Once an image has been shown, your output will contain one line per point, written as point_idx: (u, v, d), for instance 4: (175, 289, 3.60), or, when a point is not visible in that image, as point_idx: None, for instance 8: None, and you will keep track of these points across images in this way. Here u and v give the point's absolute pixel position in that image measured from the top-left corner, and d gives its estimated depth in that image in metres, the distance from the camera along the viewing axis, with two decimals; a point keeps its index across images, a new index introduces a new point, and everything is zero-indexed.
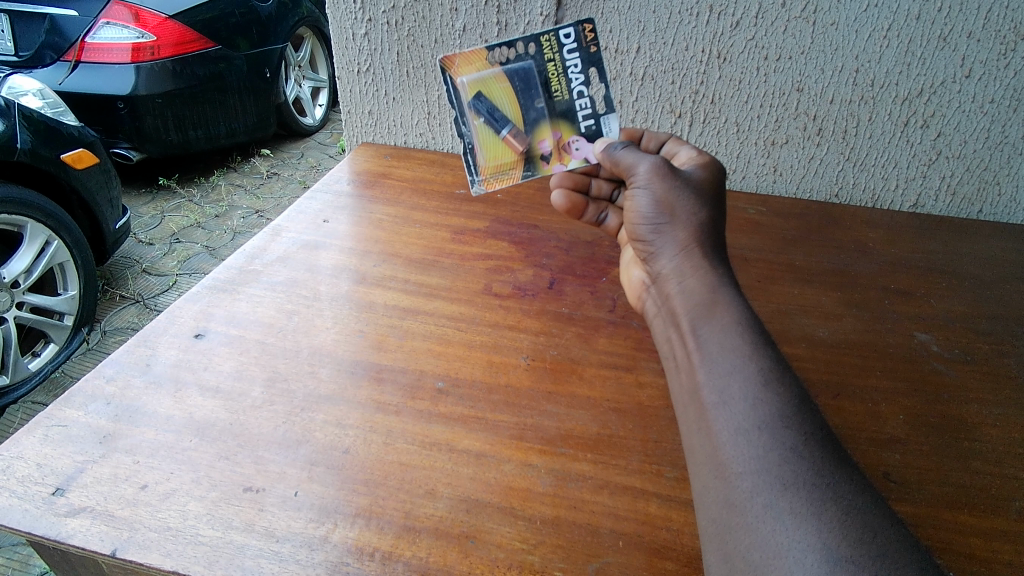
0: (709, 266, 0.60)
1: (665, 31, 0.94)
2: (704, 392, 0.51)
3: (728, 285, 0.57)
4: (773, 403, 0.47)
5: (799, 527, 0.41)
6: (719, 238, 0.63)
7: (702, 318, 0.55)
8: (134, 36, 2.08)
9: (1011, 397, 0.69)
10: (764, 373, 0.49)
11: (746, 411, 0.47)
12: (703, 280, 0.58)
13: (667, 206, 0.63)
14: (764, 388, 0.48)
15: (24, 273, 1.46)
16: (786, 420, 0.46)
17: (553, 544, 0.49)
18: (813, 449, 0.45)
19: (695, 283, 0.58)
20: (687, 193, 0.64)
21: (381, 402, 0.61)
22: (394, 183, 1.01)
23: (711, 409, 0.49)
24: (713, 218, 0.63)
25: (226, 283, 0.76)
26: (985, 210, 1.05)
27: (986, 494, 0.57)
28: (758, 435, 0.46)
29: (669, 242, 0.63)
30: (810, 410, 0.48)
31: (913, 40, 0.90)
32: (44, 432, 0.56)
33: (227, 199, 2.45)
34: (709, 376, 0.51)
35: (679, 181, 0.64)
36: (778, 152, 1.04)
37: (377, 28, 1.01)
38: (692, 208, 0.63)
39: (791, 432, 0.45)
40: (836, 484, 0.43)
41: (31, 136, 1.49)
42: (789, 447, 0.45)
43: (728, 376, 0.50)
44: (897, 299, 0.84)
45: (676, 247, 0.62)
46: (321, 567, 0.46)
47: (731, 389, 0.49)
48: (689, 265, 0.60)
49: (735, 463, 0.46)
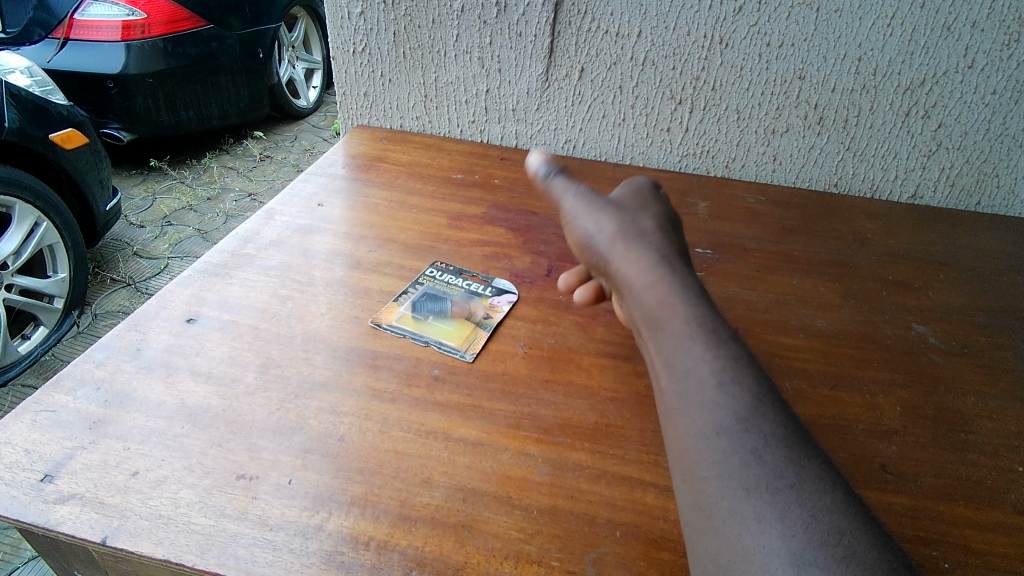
0: (651, 262, 0.58)
1: (667, 16, 0.92)
2: (666, 398, 0.49)
3: (674, 283, 0.55)
4: (730, 406, 0.46)
5: (764, 531, 0.40)
6: (655, 235, 0.62)
7: (654, 327, 0.53)
8: (124, 13, 2.02)
9: (1007, 390, 0.69)
10: (719, 376, 0.48)
11: (704, 417, 0.46)
12: (652, 282, 0.56)
13: (594, 220, 0.64)
14: (720, 390, 0.47)
15: (14, 255, 1.43)
16: (745, 422, 0.45)
17: (550, 533, 0.49)
18: (774, 450, 0.44)
19: (639, 284, 0.57)
20: (610, 205, 0.65)
21: (377, 390, 0.60)
22: (391, 167, 0.99)
23: (673, 415, 0.48)
24: (639, 221, 0.64)
25: (218, 267, 0.74)
26: (983, 203, 1.04)
27: (982, 486, 0.57)
28: (718, 439, 0.45)
29: (605, 252, 0.62)
30: (770, 409, 0.46)
31: (917, 29, 0.89)
32: (32, 418, 0.54)
33: (220, 180, 2.42)
34: (671, 382, 0.50)
35: (599, 199, 0.66)
36: (778, 141, 1.03)
37: (373, 7, 0.99)
38: (613, 216, 0.64)
39: (750, 435, 0.44)
40: (799, 485, 0.42)
41: (19, 115, 1.45)
42: (749, 450, 0.44)
43: (685, 380, 0.48)
44: (895, 289, 0.83)
45: (614, 252, 0.61)
46: (316, 556, 0.46)
47: (691, 393, 0.48)
48: (632, 270, 0.58)
49: (699, 468, 0.45)
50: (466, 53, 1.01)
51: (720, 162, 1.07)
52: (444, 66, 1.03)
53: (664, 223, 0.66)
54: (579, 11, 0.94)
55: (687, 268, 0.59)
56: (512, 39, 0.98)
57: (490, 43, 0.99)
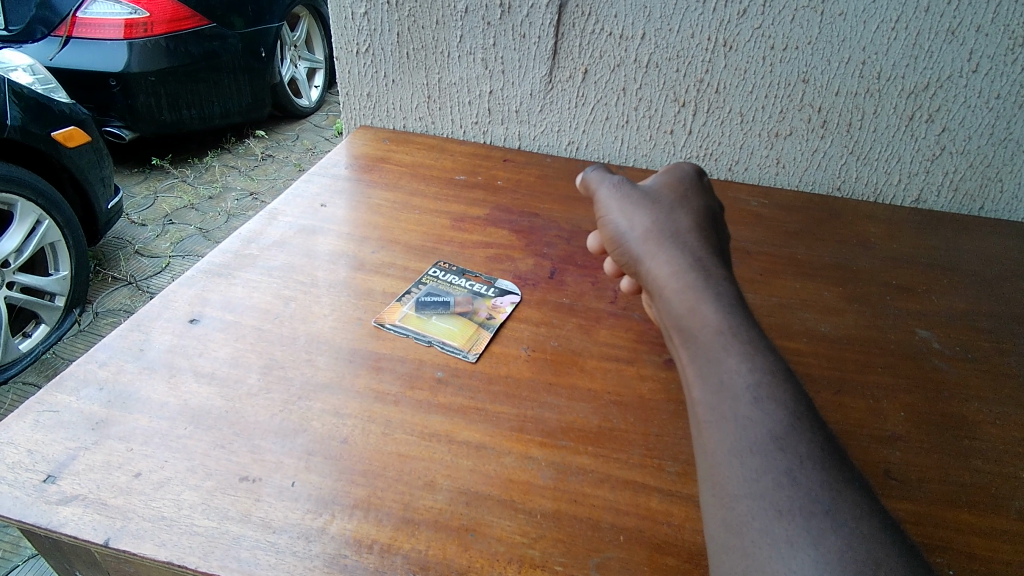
0: (683, 264, 0.57)
1: (671, 18, 0.92)
2: (698, 409, 0.48)
3: (707, 288, 0.54)
4: (765, 422, 0.45)
5: (796, 557, 0.39)
6: (690, 235, 0.61)
7: (685, 333, 0.53)
8: (127, 11, 2.02)
9: (1011, 396, 0.68)
10: (754, 390, 0.46)
11: (737, 433, 0.45)
12: (683, 287, 0.55)
13: (627, 221, 0.63)
14: (755, 405, 0.46)
15: (15, 252, 1.43)
16: (780, 441, 0.44)
17: (553, 538, 0.49)
18: (811, 473, 0.42)
19: (669, 288, 0.56)
20: (644, 205, 0.64)
21: (380, 392, 0.60)
22: (394, 168, 0.99)
23: (705, 428, 0.47)
24: (674, 220, 0.62)
25: (221, 268, 0.74)
26: (987, 207, 1.04)
27: (986, 492, 0.57)
28: (751, 456, 0.44)
29: (637, 252, 0.61)
30: (808, 428, 0.45)
31: (922, 33, 0.89)
32: (35, 418, 0.54)
33: (221, 179, 2.42)
34: (702, 393, 0.48)
35: (634, 199, 0.65)
36: (781, 144, 1.03)
37: (377, 7, 0.99)
38: (648, 214, 0.63)
39: (786, 454, 0.43)
40: (835, 511, 0.40)
41: (21, 113, 1.45)
42: (783, 470, 0.42)
43: (718, 392, 0.47)
44: (898, 294, 0.83)
45: (645, 255, 0.60)
46: (319, 559, 0.46)
47: (726, 406, 0.46)
48: (664, 274, 0.57)
49: (730, 483, 0.44)
50: (469, 54, 1.01)
51: (723, 165, 1.07)
52: (447, 67, 1.03)
53: (701, 220, 0.63)
54: (583, 12, 0.94)
55: (724, 270, 0.57)
56: (515, 40, 0.98)
57: (494, 44, 0.99)
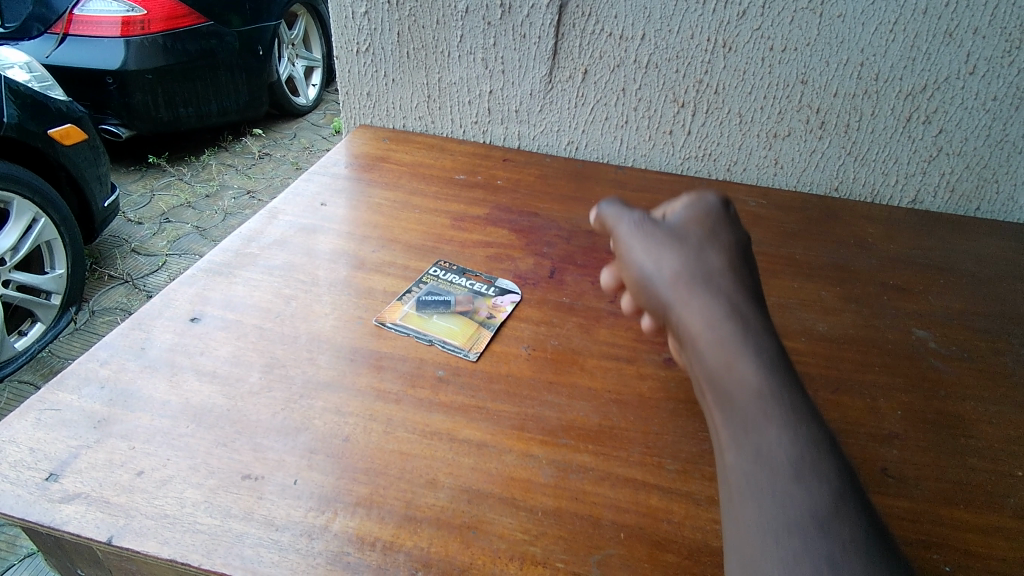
0: (717, 314, 0.50)
1: (671, 19, 0.93)
2: (733, 483, 0.43)
3: (746, 344, 0.47)
4: (806, 499, 0.39)
5: None
6: (725, 276, 0.53)
7: (721, 397, 0.46)
8: (124, 9, 2.02)
9: (1006, 395, 0.69)
10: (795, 465, 0.41)
11: (774, 510, 0.40)
12: (716, 342, 0.48)
13: (652, 260, 0.55)
14: (795, 481, 0.40)
15: (11, 250, 1.43)
16: (823, 522, 0.38)
17: (554, 535, 0.49)
18: (858, 560, 0.37)
19: (702, 342, 0.49)
20: (670, 242, 0.56)
21: (381, 390, 0.60)
22: (393, 167, 0.99)
23: (738, 502, 0.42)
24: (706, 260, 0.54)
25: (221, 266, 0.74)
26: (983, 208, 1.05)
27: (982, 491, 0.57)
28: (789, 537, 0.38)
29: (664, 298, 0.53)
30: (855, 505, 0.39)
31: (919, 35, 0.89)
32: (37, 416, 0.54)
33: (218, 178, 2.41)
34: (736, 468, 0.43)
35: (660, 235, 0.57)
36: (780, 144, 1.03)
37: (377, 7, 0.99)
38: (676, 252, 0.55)
39: (829, 538, 0.38)
40: None
41: (18, 110, 1.45)
42: (825, 556, 0.37)
43: (756, 467, 0.41)
44: (896, 294, 0.84)
45: (672, 302, 0.52)
46: (322, 556, 0.46)
47: (761, 478, 0.41)
48: (695, 326, 0.50)
49: (764, 566, 0.38)
50: (469, 54, 1.01)
51: (722, 165, 1.07)
52: (447, 66, 1.03)
53: (735, 257, 0.55)
54: (583, 12, 0.94)
55: (764, 320, 0.49)
56: (515, 40, 0.98)
57: (494, 44, 0.99)
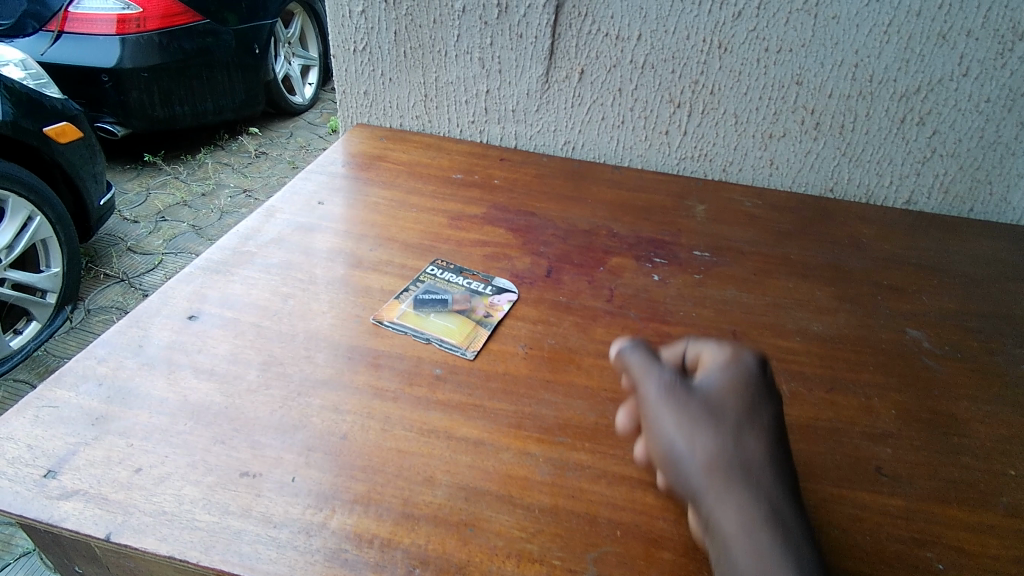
0: (754, 521, 0.43)
1: (668, 20, 0.93)
2: None
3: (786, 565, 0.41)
4: None
5: None
6: (763, 468, 0.46)
7: None
8: (119, 7, 2.01)
9: (998, 395, 0.70)
10: None
11: None
12: (752, 556, 0.42)
13: (682, 433, 0.48)
14: None
15: (6, 249, 1.42)
16: None
17: (551, 532, 0.49)
18: None
19: (734, 549, 0.43)
20: (705, 415, 0.48)
21: (379, 388, 0.61)
22: (391, 166, 0.99)
23: None
24: (744, 444, 0.47)
25: (219, 265, 0.74)
26: (976, 209, 1.06)
27: (974, 489, 0.58)
28: None
29: (691, 483, 0.46)
30: None
31: (913, 37, 0.90)
32: (34, 413, 0.54)
33: (214, 176, 2.41)
34: None
35: (694, 401, 0.49)
36: (775, 145, 1.04)
37: (375, 6, 0.99)
38: (711, 431, 0.47)
39: None
40: None
41: (13, 108, 1.44)
42: None
43: None
44: (889, 294, 0.85)
45: (700, 491, 0.46)
46: (320, 553, 0.46)
47: None
48: (727, 527, 0.43)
49: None
50: (467, 53, 1.01)
51: (718, 165, 1.08)
52: (445, 65, 1.03)
53: (775, 440, 0.48)
54: (580, 13, 0.95)
55: (804, 531, 0.44)
56: (512, 40, 0.98)
57: (491, 44, 0.99)
